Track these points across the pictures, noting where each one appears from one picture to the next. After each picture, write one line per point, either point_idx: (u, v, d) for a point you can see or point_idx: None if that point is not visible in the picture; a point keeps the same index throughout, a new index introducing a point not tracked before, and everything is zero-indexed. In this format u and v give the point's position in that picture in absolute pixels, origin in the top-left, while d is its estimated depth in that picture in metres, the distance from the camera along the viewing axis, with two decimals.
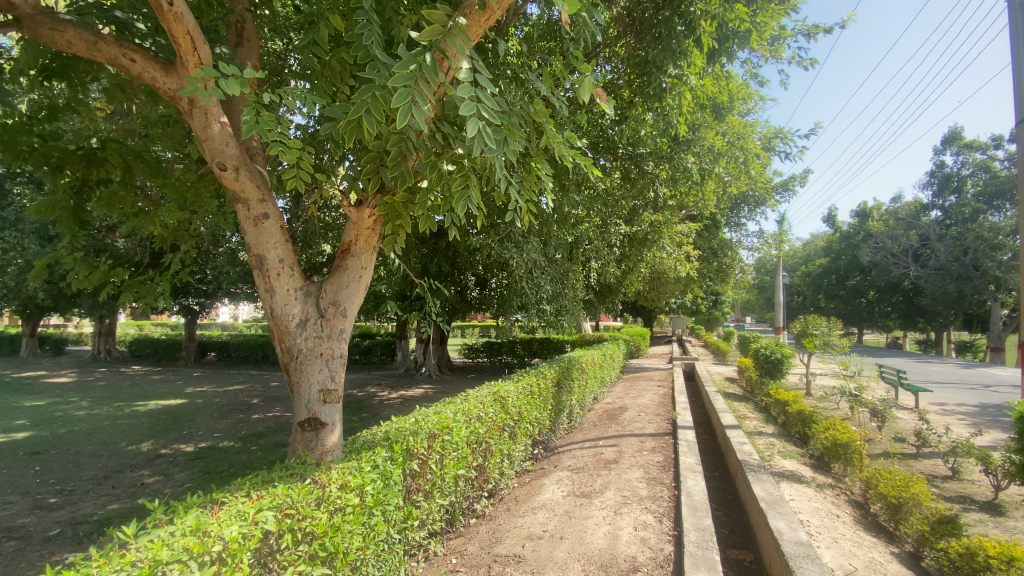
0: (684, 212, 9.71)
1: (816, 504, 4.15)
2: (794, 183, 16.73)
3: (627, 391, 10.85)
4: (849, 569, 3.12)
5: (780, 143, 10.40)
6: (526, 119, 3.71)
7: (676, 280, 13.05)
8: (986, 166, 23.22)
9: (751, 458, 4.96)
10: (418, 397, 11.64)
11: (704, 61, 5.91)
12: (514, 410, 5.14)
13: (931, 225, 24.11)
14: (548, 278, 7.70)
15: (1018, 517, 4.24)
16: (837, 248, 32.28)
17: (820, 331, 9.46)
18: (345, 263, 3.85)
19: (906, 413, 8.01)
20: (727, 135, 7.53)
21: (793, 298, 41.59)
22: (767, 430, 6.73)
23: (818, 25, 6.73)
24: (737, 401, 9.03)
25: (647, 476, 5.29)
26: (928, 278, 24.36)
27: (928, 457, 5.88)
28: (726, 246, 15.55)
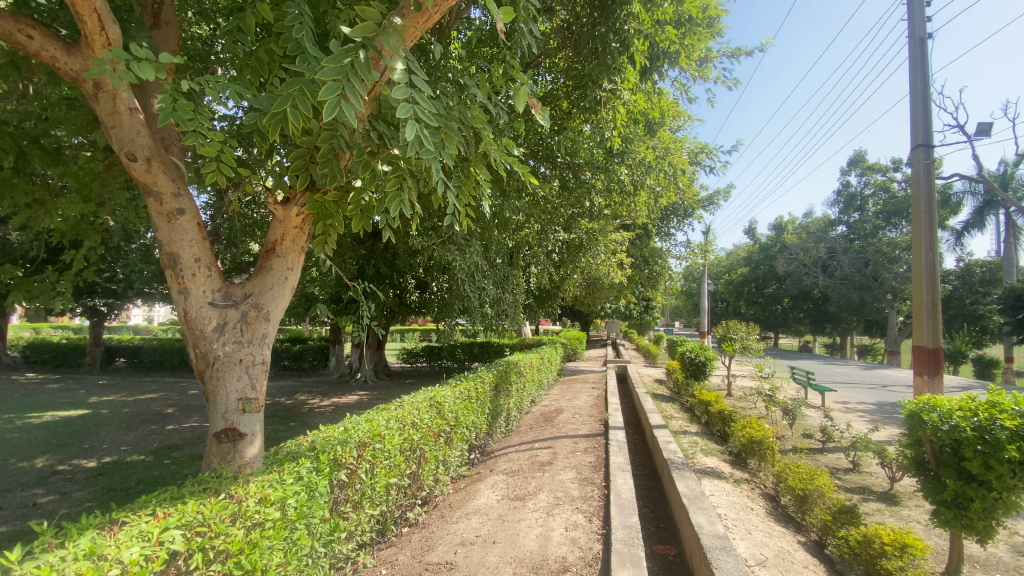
0: (619, 221, 10.07)
1: (733, 498, 4.42)
2: (719, 197, 17.81)
3: (563, 394, 11.05)
4: (761, 558, 3.34)
5: (706, 158, 11.03)
6: (464, 124, 3.68)
7: (611, 286, 13.49)
8: (884, 187, 25.90)
9: (677, 457, 5.20)
10: (351, 404, 11.27)
11: (637, 78, 6.17)
12: (450, 415, 5.09)
13: (837, 240, 26.52)
14: (490, 282, 7.73)
15: (908, 505, 4.72)
16: (756, 258, 34.70)
17: (739, 336, 10.13)
18: (270, 263, 3.67)
19: (815, 412, 8.73)
20: (658, 149, 7.86)
21: (718, 305, 44.19)
22: (691, 430, 7.09)
23: (741, 49, 7.23)
24: (665, 402, 9.48)
25: (579, 476, 5.42)
26: (834, 288, 26.56)
27: (832, 451, 6.44)
28: (658, 255, 16.27)
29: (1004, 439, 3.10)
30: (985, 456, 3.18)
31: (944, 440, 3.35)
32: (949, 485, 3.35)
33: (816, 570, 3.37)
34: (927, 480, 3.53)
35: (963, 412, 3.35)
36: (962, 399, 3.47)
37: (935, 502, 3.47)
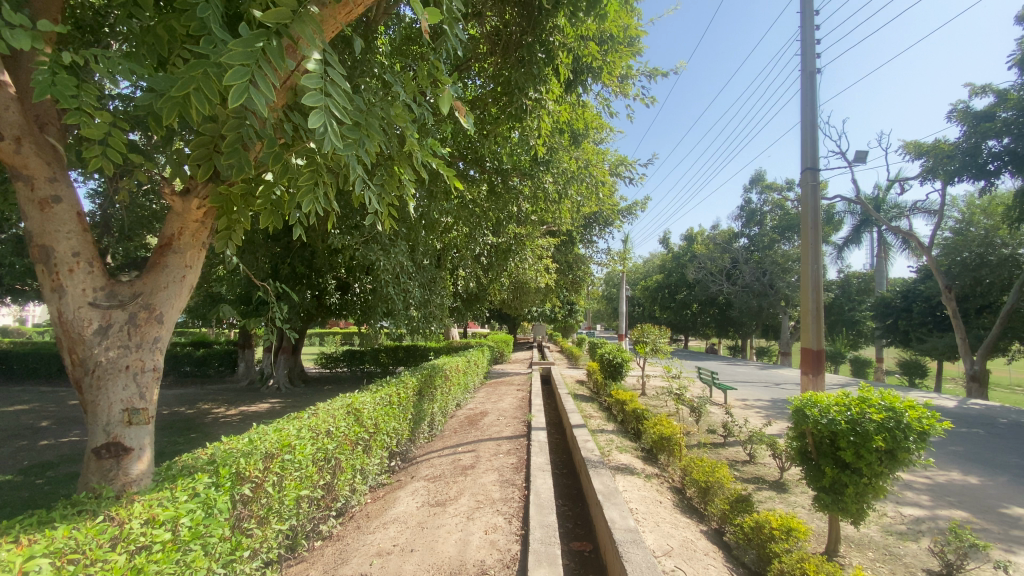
0: (545, 227, 10.28)
1: (644, 493, 4.67)
2: (637, 208, 18.72)
3: (488, 397, 11.08)
4: (667, 548, 3.54)
5: (625, 171, 11.58)
6: (386, 122, 3.59)
7: (537, 290, 13.74)
8: (780, 204, 28.66)
9: (594, 455, 5.40)
10: (262, 413, 10.55)
11: (561, 89, 6.42)
12: (369, 422, 4.93)
13: (740, 251, 28.94)
14: (416, 284, 7.59)
15: (795, 492, 5.24)
16: (669, 266, 36.90)
17: (651, 339, 10.75)
18: (164, 260, 3.34)
19: (718, 409, 9.45)
20: (581, 159, 8.12)
21: (635, 309, 46.49)
22: (608, 428, 7.41)
23: (658, 70, 7.68)
24: (585, 402, 9.80)
25: (500, 478, 5.46)
26: (737, 295, 28.96)
27: (732, 444, 7.00)
28: (581, 261, 16.83)
29: (870, 430, 3.52)
30: (856, 447, 3.60)
31: (823, 432, 3.75)
32: (828, 474, 3.75)
33: (716, 556, 3.64)
34: (810, 469, 3.94)
35: (838, 407, 3.76)
36: (838, 395, 3.89)
37: (816, 488, 3.88)
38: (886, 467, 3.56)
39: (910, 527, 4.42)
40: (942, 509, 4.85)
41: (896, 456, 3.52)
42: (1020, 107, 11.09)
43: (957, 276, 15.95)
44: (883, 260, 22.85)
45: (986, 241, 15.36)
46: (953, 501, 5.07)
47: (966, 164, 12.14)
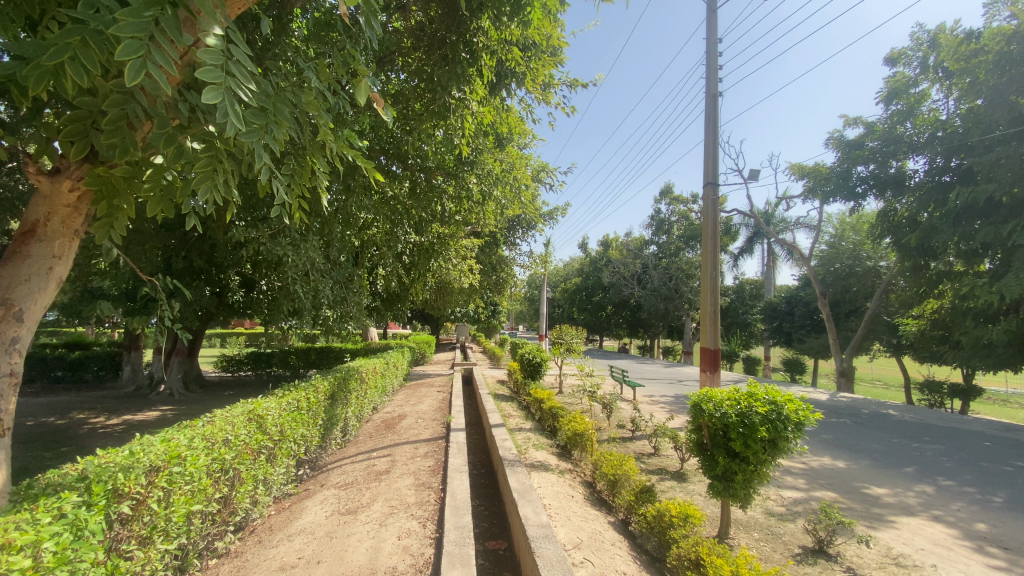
0: (469, 227, 10.26)
1: (557, 488, 4.83)
2: (558, 213, 19.19)
3: (406, 399, 10.84)
4: (577, 541, 3.68)
5: (547, 177, 11.86)
6: (297, 110, 3.38)
7: (459, 291, 13.68)
8: (686, 215, 30.84)
9: (510, 453, 5.48)
10: (150, 422, 9.54)
11: (485, 91, 6.46)
12: (274, 429, 4.62)
13: (649, 257, 30.75)
14: (329, 282, 7.24)
15: (693, 480, 5.66)
16: (586, 270, 38.36)
17: (568, 339, 11.11)
18: (25, 249, 2.90)
19: (628, 405, 9.98)
20: (505, 162, 8.20)
21: (555, 310, 47.81)
22: (526, 427, 7.54)
23: (578, 81, 7.94)
24: (504, 402, 9.89)
25: (416, 482, 5.37)
26: (646, 298, 30.73)
27: (640, 438, 7.43)
28: (504, 262, 16.95)
29: (757, 422, 3.89)
30: (744, 437, 3.95)
31: (717, 424, 4.09)
32: (721, 462, 4.09)
33: (622, 546, 3.83)
34: (705, 459, 4.28)
35: (730, 401, 4.11)
36: (730, 391, 4.25)
37: (710, 476, 4.22)
38: (769, 455, 3.95)
39: (788, 508, 4.94)
40: (816, 490, 5.49)
41: (777, 445, 3.92)
42: (883, 139, 12.83)
43: (830, 285, 18.14)
44: (772, 268, 25.41)
45: (853, 254, 17.76)
46: (824, 483, 5.76)
47: (839, 185, 13.84)
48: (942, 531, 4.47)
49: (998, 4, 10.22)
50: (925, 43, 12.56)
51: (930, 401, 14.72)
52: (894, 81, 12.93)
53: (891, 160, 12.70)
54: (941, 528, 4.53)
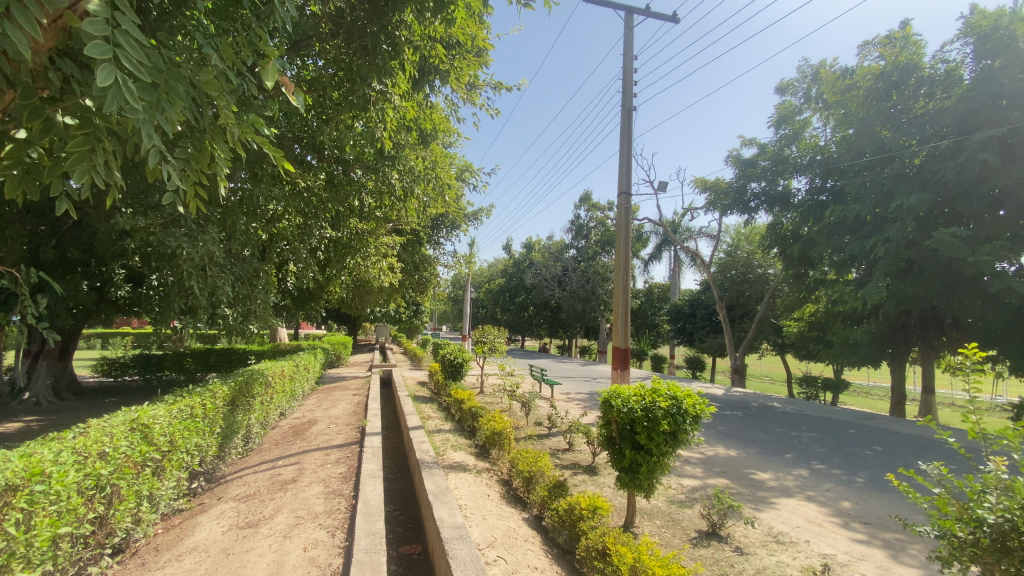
0: (390, 224, 9.99)
1: (473, 488, 4.84)
2: (483, 214, 19.20)
3: (318, 404, 10.31)
4: (490, 540, 3.71)
5: (471, 177, 11.85)
6: (193, 89, 3.07)
7: (379, 290, 13.26)
8: (603, 221, 32.20)
9: (427, 456, 5.41)
10: (9, 434, 8.25)
11: (407, 86, 6.32)
12: (162, 439, 4.19)
13: (569, 261, 31.74)
14: (230, 279, 6.69)
15: (603, 473, 5.93)
16: (509, 271, 38.83)
17: (489, 339, 11.16)
18: None
19: (545, 403, 10.21)
20: (429, 160, 8.07)
21: (478, 311, 47.87)
22: (446, 428, 7.47)
23: (503, 84, 8.04)
24: (423, 403, 9.71)
25: (326, 490, 5.13)
26: (566, 300, 31.72)
27: (556, 435, 7.66)
28: (427, 262, 16.61)
29: (659, 416, 4.16)
30: (648, 430, 4.21)
31: (624, 419, 4.31)
32: (628, 455, 4.33)
33: (534, 541, 3.91)
34: (614, 452, 4.51)
35: (636, 397, 4.36)
36: (636, 387, 4.49)
37: (618, 468, 4.46)
38: (670, 446, 4.25)
39: (687, 496, 5.33)
40: (711, 478, 5.97)
41: (677, 437, 4.22)
42: (774, 159, 14.31)
43: (727, 289, 19.87)
44: (678, 274, 27.27)
45: (747, 262, 19.54)
46: (718, 470, 6.29)
47: (736, 200, 15.20)
48: (815, 509, 5.06)
49: (868, 47, 11.76)
50: (809, 76, 14.15)
51: (808, 394, 16.61)
52: (783, 108, 14.43)
53: (779, 178, 14.24)
54: (814, 506, 5.12)
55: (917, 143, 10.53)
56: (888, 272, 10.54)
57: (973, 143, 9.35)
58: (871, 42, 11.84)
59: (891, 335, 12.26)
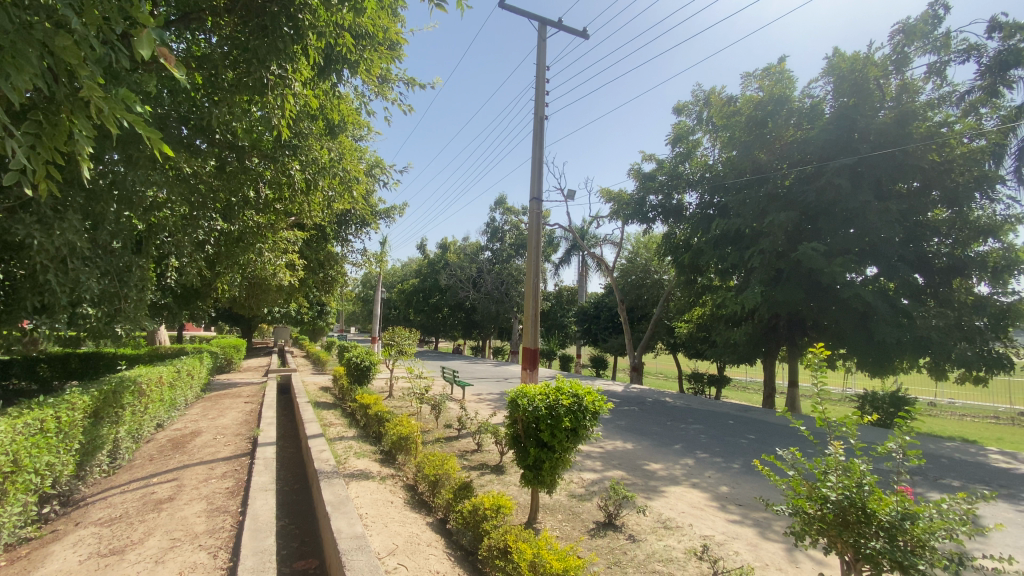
0: (291, 219, 9.38)
1: (375, 496, 4.68)
2: (395, 212, 18.63)
3: (204, 414, 9.36)
4: (391, 548, 3.62)
5: (382, 174, 11.48)
6: (44, 52, 2.63)
7: (278, 289, 12.37)
8: (517, 225, 32.71)
9: (327, 465, 5.14)
10: None
11: (310, 72, 6.01)
12: (2, 458, 3.57)
13: (484, 263, 31.90)
14: (96, 273, 5.85)
15: (509, 472, 6.03)
16: (423, 271, 38.13)
17: (399, 341, 10.87)
18: None
19: (455, 405, 10.16)
20: (335, 152, 7.72)
21: (390, 311, 46.49)
22: (348, 434, 7.16)
23: (416, 80, 7.90)
24: (326, 410, 9.23)
25: (208, 507, 4.68)
26: (480, 301, 31.83)
27: (464, 436, 7.66)
28: (334, 260, 15.64)
29: (562, 413, 4.32)
30: (551, 428, 4.35)
31: (529, 418, 4.40)
32: (532, 453, 4.45)
33: (438, 545, 3.87)
34: (519, 451, 4.60)
35: (540, 395, 4.47)
36: (541, 386, 4.61)
37: (523, 466, 4.56)
38: (571, 442, 4.43)
39: (587, 489, 5.59)
40: (609, 470, 6.31)
41: (577, 433, 4.41)
42: (669, 174, 15.46)
43: (628, 293, 21.19)
44: (586, 278, 28.52)
45: (645, 268, 20.96)
46: (616, 463, 6.67)
47: (636, 211, 16.20)
48: (698, 495, 5.55)
49: (750, 78, 13.13)
50: (701, 101, 15.51)
51: (697, 390, 18.18)
52: (679, 128, 15.66)
53: (673, 193, 15.44)
54: (698, 492, 5.61)
55: (786, 166, 11.98)
56: (762, 280, 11.88)
57: (832, 170, 10.80)
58: (753, 74, 13.22)
59: (764, 336, 13.83)
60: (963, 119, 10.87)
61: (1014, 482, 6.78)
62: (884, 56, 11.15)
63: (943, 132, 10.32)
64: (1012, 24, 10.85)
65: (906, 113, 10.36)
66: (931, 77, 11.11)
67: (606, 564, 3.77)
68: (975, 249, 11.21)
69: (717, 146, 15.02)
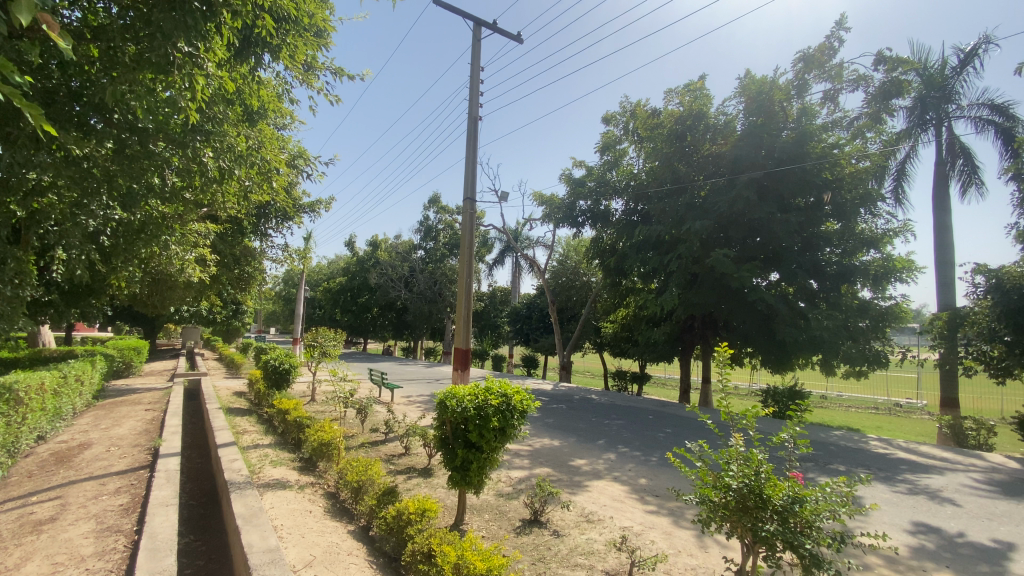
0: (202, 209, 8.68)
1: (293, 506, 4.45)
2: (320, 207, 17.76)
3: (95, 423, 8.42)
4: (308, 560, 3.46)
5: (306, 166, 10.94)
6: None
7: (186, 285, 11.40)
8: (451, 224, 32.36)
9: (239, 475, 4.81)
10: None
11: (225, 53, 5.59)
12: None
13: (416, 262, 31.35)
14: None
15: (437, 475, 5.96)
16: (352, 270, 36.75)
17: (322, 342, 10.40)
18: None
19: (382, 408, 9.90)
20: (253, 140, 7.26)
21: (315, 311, 44.37)
22: (264, 442, 6.73)
23: (344, 70, 7.60)
24: (240, 416, 8.63)
25: (98, 527, 4.21)
26: (412, 301, 31.26)
27: (391, 440, 7.47)
28: (251, 256, 14.66)
29: (490, 413, 4.33)
30: (479, 428, 4.36)
31: (457, 418, 4.37)
32: (460, 454, 4.42)
33: (358, 553, 3.74)
34: (446, 452, 4.55)
35: (469, 395, 4.44)
36: (470, 386, 4.58)
37: (450, 467, 4.51)
38: (499, 442, 4.46)
39: (514, 487, 5.66)
40: (536, 468, 6.43)
41: (505, 432, 4.45)
42: (598, 180, 16.02)
43: (558, 294, 21.74)
44: (518, 279, 28.86)
45: (575, 270, 21.59)
46: (543, 461, 6.80)
47: (567, 214, 16.64)
48: (619, 488, 5.79)
49: (672, 94, 13.89)
50: (628, 112, 16.20)
51: (621, 387, 19.00)
52: (607, 137, 16.24)
53: (601, 199, 16.00)
54: (619, 486, 5.86)
55: (702, 178, 12.83)
56: (680, 283, 12.64)
57: (742, 183, 11.71)
58: (674, 90, 14.00)
59: (682, 336, 14.72)
60: (852, 141, 12.20)
61: (889, 466, 7.71)
62: (787, 81, 12.25)
63: (834, 153, 11.54)
64: (894, 58, 12.26)
65: (805, 134, 11.46)
66: (827, 102, 12.37)
67: (530, 561, 3.83)
68: (860, 259, 12.63)
69: (641, 155, 15.76)
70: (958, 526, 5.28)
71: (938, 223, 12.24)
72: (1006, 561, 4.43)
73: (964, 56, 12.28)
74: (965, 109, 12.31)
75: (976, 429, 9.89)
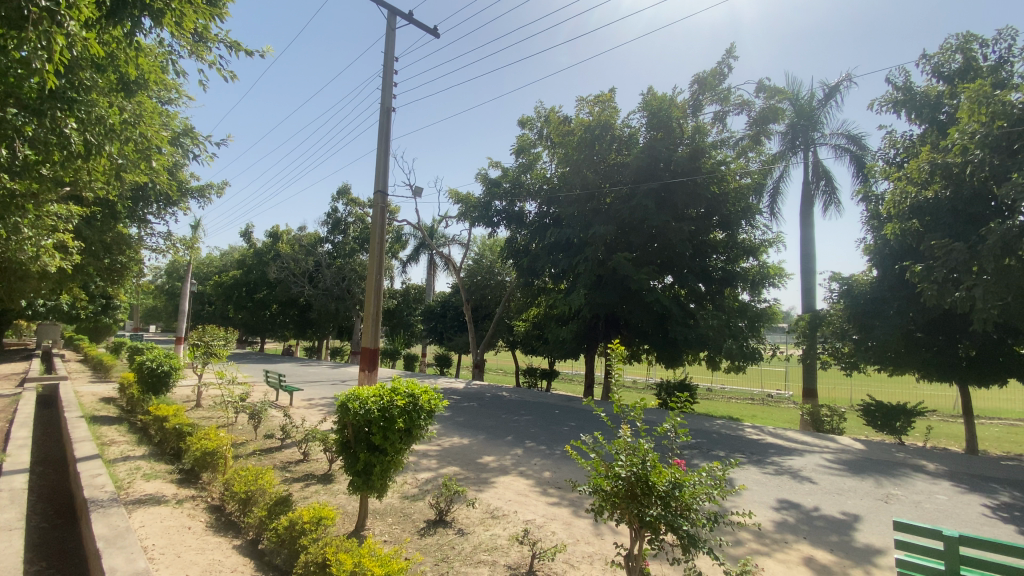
0: (64, 187, 7.56)
1: (168, 523, 4.02)
2: (211, 192, 16.19)
3: None
4: None
5: (193, 145, 9.94)
6: None
7: (40, 275, 9.84)
8: (362, 218, 31.04)
9: (103, 492, 4.26)
10: None
11: (96, 13, 4.88)
12: None
13: (322, 256, 29.70)
14: None
15: (337, 480, 5.71)
16: (249, 262, 33.87)
17: (208, 342, 9.48)
18: None
19: (279, 412, 9.26)
20: (129, 114, 6.45)
21: (204, 307, 40.31)
22: (136, 453, 6.01)
23: (242, 46, 6.99)
24: (107, 425, 7.62)
25: None
26: (317, 298, 29.55)
27: (288, 446, 7.03)
28: (126, 244, 13.00)
29: (395, 414, 4.23)
30: (384, 429, 4.24)
31: (360, 420, 4.21)
32: (361, 457, 4.27)
33: (245, 569, 3.47)
34: (347, 456, 4.36)
35: (373, 396, 4.29)
36: (375, 387, 4.43)
37: (351, 472, 4.34)
38: (404, 443, 4.37)
39: (420, 488, 5.58)
40: (443, 467, 6.38)
41: (410, 432, 4.36)
42: (512, 181, 16.27)
43: (472, 293, 21.77)
44: (432, 276, 28.40)
45: (488, 269, 21.72)
46: (450, 460, 6.77)
47: (482, 214, 16.70)
48: (523, 482, 5.94)
49: (583, 103, 14.45)
50: (542, 116, 16.61)
51: (530, 383, 19.49)
52: (521, 139, 16.53)
53: (515, 200, 16.26)
54: (524, 480, 6.01)
55: (609, 184, 13.52)
56: (587, 284, 13.22)
57: (642, 192, 12.56)
58: (585, 99, 14.57)
59: (586, 334, 15.41)
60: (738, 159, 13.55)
61: (761, 450, 8.70)
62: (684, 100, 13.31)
63: (722, 169, 12.75)
64: (772, 87, 13.72)
65: (699, 149, 12.52)
66: (717, 122, 13.61)
67: (433, 561, 3.81)
68: (742, 265, 14.07)
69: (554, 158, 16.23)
70: (814, 501, 6.10)
71: (804, 237, 13.98)
72: (851, 530, 5.17)
73: (828, 90, 14.14)
74: (828, 137, 14.18)
75: (830, 415, 11.50)
